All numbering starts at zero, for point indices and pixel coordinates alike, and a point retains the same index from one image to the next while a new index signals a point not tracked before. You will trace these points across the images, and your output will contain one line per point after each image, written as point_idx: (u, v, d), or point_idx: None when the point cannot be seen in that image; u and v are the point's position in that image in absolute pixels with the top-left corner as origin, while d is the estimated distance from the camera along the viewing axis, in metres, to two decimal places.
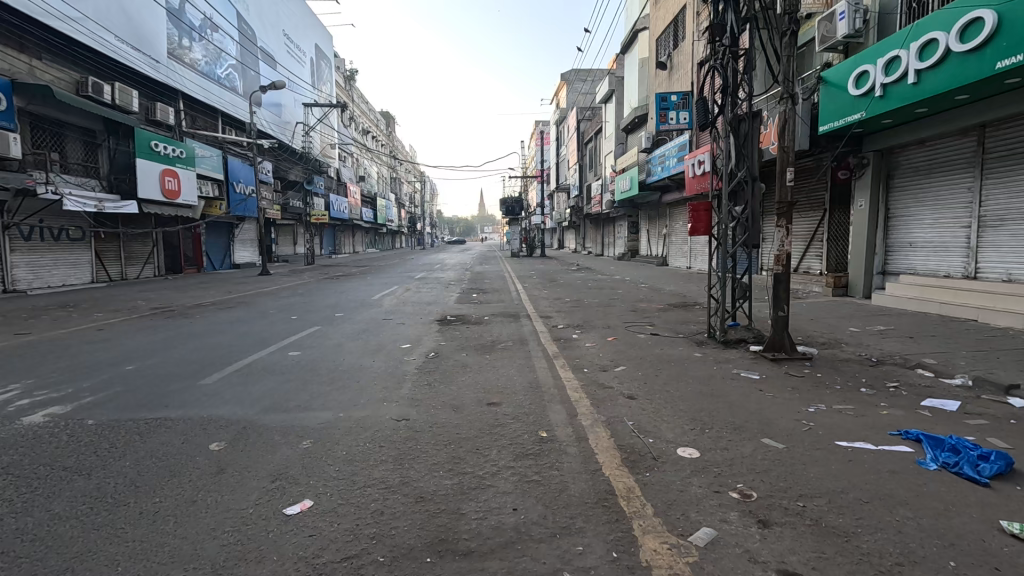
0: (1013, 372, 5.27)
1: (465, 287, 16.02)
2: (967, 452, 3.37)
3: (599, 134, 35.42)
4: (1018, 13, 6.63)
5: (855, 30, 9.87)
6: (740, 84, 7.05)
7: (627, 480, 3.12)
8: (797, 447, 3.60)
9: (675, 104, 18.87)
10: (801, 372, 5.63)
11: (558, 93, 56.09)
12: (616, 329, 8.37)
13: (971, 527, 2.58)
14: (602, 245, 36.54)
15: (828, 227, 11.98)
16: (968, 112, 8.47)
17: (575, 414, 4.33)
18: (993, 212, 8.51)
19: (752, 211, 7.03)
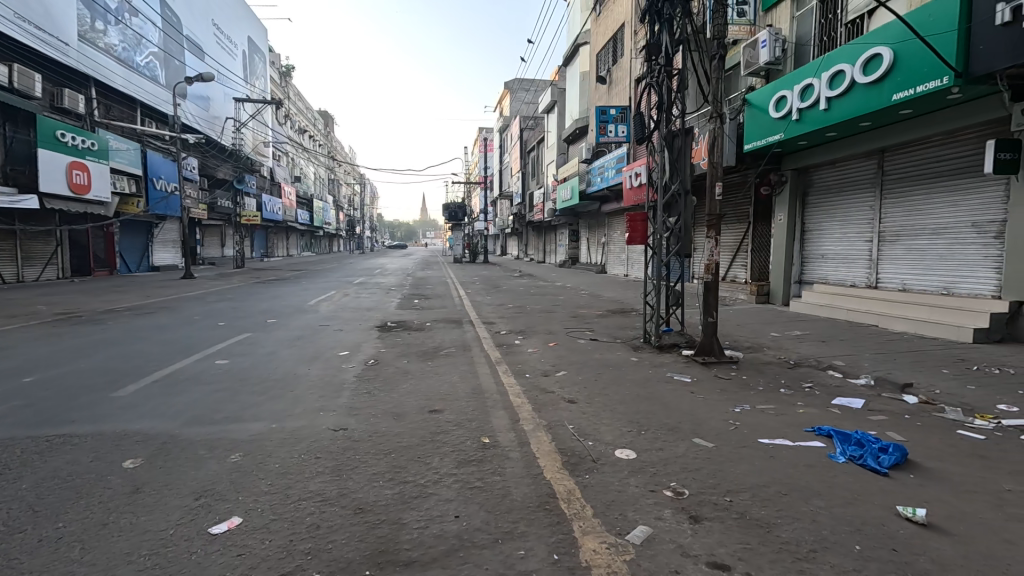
0: (908, 372, 5.88)
1: (407, 292, 15.76)
2: (870, 445, 3.71)
3: (542, 143, 36.01)
4: (910, 52, 7.45)
5: (775, 58, 10.69)
6: (674, 102, 7.41)
7: (567, 483, 3.19)
8: (725, 445, 3.83)
9: (614, 117, 19.57)
10: (729, 374, 6.00)
11: (501, 101, 56.57)
12: (557, 335, 8.53)
13: (874, 513, 2.85)
14: (544, 252, 37.12)
15: (752, 238, 12.84)
16: (870, 137, 9.39)
17: (517, 419, 4.37)
18: (890, 228, 9.48)
19: (684, 222, 7.41)
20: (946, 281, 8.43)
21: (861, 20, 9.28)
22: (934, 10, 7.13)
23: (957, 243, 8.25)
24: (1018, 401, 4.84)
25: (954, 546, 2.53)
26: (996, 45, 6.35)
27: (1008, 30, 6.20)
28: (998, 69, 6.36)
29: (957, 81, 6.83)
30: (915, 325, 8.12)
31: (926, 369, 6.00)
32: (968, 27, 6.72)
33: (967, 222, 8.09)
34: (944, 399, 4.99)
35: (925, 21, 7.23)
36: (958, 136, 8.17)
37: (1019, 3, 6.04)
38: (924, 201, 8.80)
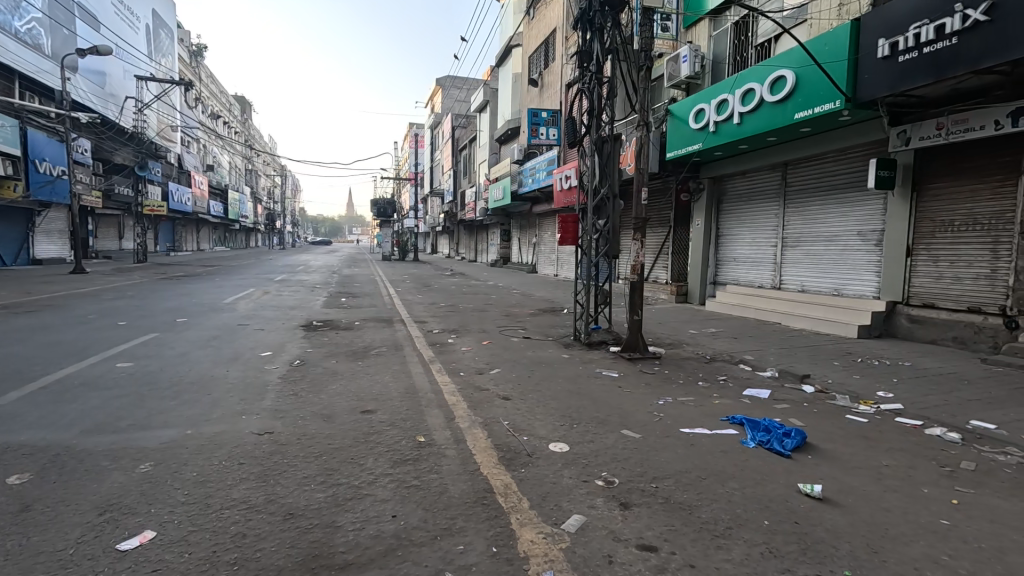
0: (805, 364, 6.53)
1: (333, 291, 15.13)
2: (775, 431, 4.08)
3: (474, 142, 36.02)
4: (809, 76, 8.26)
5: (695, 72, 11.45)
6: (604, 109, 7.70)
7: (504, 478, 3.24)
8: (650, 435, 4.07)
9: (545, 120, 20.00)
10: (652, 369, 6.36)
11: (433, 97, 55.94)
12: (490, 333, 8.60)
13: (780, 491, 3.16)
14: (475, 251, 37.12)
15: (673, 242, 13.63)
16: (776, 151, 10.30)
17: (452, 417, 4.35)
18: (791, 235, 10.44)
19: (613, 225, 7.74)
20: (837, 283, 9.44)
21: (768, 44, 10.14)
22: (830, 40, 7.93)
23: (846, 250, 9.25)
24: (892, 388, 5.55)
25: (843, 517, 2.87)
26: (878, 74, 7.22)
27: (887, 63, 7.09)
28: (879, 96, 7.23)
29: (847, 104, 7.64)
30: (812, 323, 9.02)
31: (820, 361, 6.69)
32: (857, 57, 7.54)
33: (854, 231, 9.10)
34: (835, 388, 5.60)
35: (822, 49, 8.03)
36: (847, 154, 9.15)
37: (896, 40, 6.95)
38: (820, 211, 9.78)
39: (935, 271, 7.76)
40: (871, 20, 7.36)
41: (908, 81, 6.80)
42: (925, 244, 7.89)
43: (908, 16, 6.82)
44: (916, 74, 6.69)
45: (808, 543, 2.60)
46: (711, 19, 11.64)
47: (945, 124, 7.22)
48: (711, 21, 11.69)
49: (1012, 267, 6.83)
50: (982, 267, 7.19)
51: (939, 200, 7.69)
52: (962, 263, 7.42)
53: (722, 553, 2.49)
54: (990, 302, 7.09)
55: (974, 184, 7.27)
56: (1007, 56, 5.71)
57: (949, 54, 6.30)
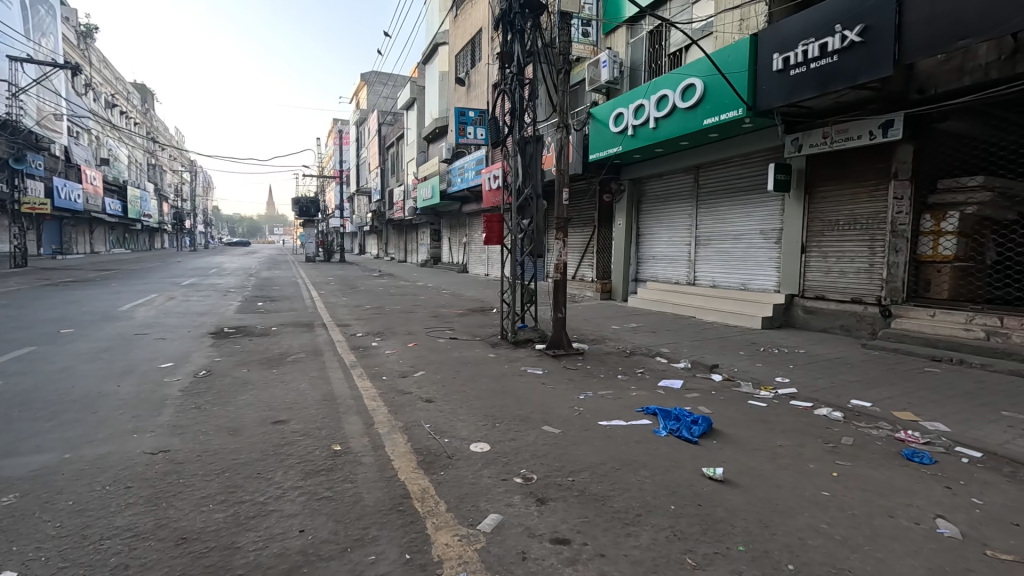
0: (715, 355, 6.98)
1: (249, 295, 14.22)
2: (685, 419, 4.32)
3: (401, 140, 35.24)
4: (716, 85, 8.82)
5: (614, 77, 11.91)
6: (526, 109, 7.80)
7: (421, 482, 3.19)
8: (569, 430, 4.17)
9: (472, 119, 20.15)
10: (576, 365, 6.53)
11: (357, 93, 54.12)
12: (416, 335, 8.44)
13: (686, 476, 3.35)
14: (404, 251, 36.37)
15: (597, 241, 14.08)
16: (689, 155, 10.92)
17: (372, 423, 4.23)
18: (703, 234, 11.12)
19: (537, 224, 7.85)
20: (744, 278, 10.16)
21: (680, 53, 10.73)
22: (732, 52, 8.50)
23: (750, 247, 9.99)
24: (787, 373, 6.07)
25: (741, 496, 3.09)
26: (774, 86, 7.84)
27: (781, 75, 7.71)
28: (775, 105, 7.85)
29: (749, 112, 8.25)
30: (722, 316, 9.65)
31: (728, 351, 7.18)
32: (755, 69, 8.15)
33: (757, 230, 9.85)
34: (740, 376, 6.04)
35: (726, 60, 8.59)
36: (751, 159, 9.89)
37: (788, 55, 7.60)
38: (727, 211, 10.49)
39: (825, 266, 8.58)
40: (767, 36, 7.98)
41: (799, 93, 7.44)
42: (816, 242, 8.70)
43: (798, 34, 7.49)
44: (805, 88, 7.36)
45: (708, 523, 2.77)
46: (629, 27, 12.13)
47: (830, 133, 7.98)
48: (628, 29, 12.19)
49: (887, 261, 7.69)
50: (862, 262, 8.04)
51: (827, 202, 8.51)
52: (846, 258, 8.25)
53: (631, 540, 2.59)
54: (869, 292, 7.93)
55: (854, 187, 8.11)
56: (881, 72, 6.42)
57: (833, 69, 6.98)
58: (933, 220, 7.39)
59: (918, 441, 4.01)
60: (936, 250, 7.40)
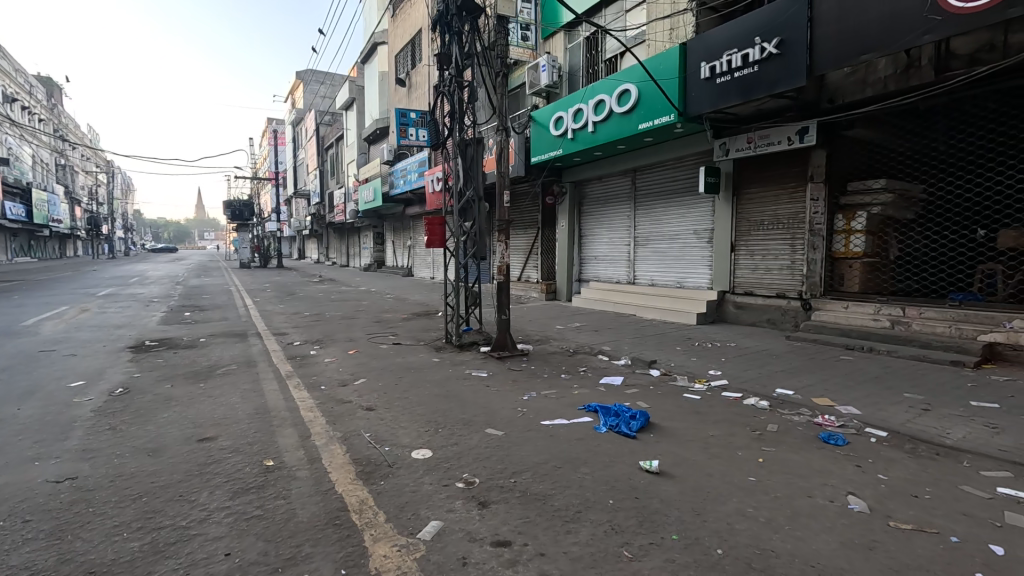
0: (653, 351, 7.24)
1: (175, 305, 13.32)
2: (624, 414, 4.45)
3: (340, 141, 34.25)
4: (649, 92, 9.15)
5: (554, 82, 12.05)
6: (466, 112, 7.78)
7: (360, 493, 3.09)
8: (512, 431, 4.19)
9: (414, 121, 19.93)
10: (520, 366, 6.58)
11: (293, 91, 52.09)
12: (357, 342, 8.21)
13: (625, 470, 3.45)
14: (346, 256, 35.34)
15: (541, 242, 14.25)
16: (627, 159, 11.28)
17: (308, 435, 4.06)
18: (641, 234, 11.49)
19: (479, 226, 7.84)
20: (680, 277, 10.60)
21: (615, 59, 11.04)
22: (664, 60, 8.85)
23: (685, 246, 10.44)
24: (720, 366, 6.40)
25: (675, 486, 3.22)
26: (702, 93, 8.25)
27: (708, 83, 8.13)
28: (704, 112, 8.27)
29: (680, 117, 8.59)
30: (660, 313, 10.02)
31: (666, 347, 7.47)
32: (685, 77, 8.54)
33: (691, 230, 10.30)
34: (677, 370, 6.29)
35: (658, 68, 8.93)
36: (683, 162, 10.35)
37: (714, 64, 8.02)
38: (663, 213, 10.90)
39: (752, 263, 9.09)
40: (695, 45, 8.39)
41: (725, 100, 7.88)
42: (744, 241, 9.21)
43: (722, 44, 7.91)
44: (730, 96, 7.80)
45: (645, 515, 2.86)
46: (566, 33, 12.39)
47: (753, 138, 8.48)
48: (566, 34, 12.43)
49: (806, 258, 8.26)
50: (785, 259, 8.58)
51: (752, 204, 9.03)
52: (771, 256, 8.79)
53: (571, 537, 2.63)
54: (791, 287, 8.48)
55: (776, 190, 8.66)
56: (796, 83, 6.92)
57: (755, 79, 7.45)
58: (845, 219, 8.05)
59: (834, 424, 4.33)
60: (848, 247, 8.06)
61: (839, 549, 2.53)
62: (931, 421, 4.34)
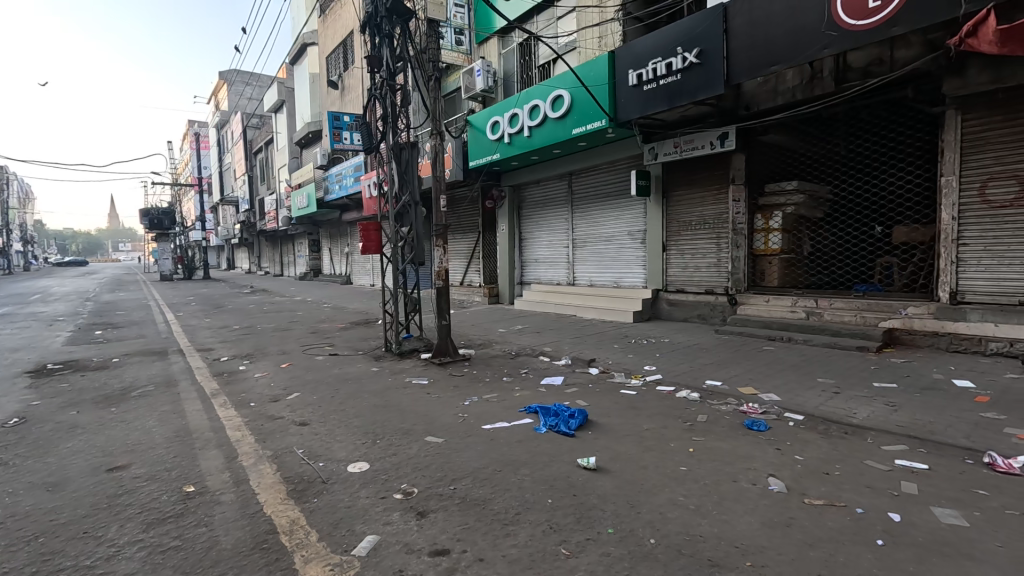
0: (592, 350, 7.41)
1: (84, 323, 12.19)
2: (563, 414, 4.52)
3: (270, 144, 32.72)
4: (581, 98, 9.39)
5: (489, 86, 12.24)
6: (399, 116, 7.67)
7: (290, 513, 2.95)
8: (453, 438, 4.15)
9: (348, 124, 19.39)
10: (462, 371, 6.53)
11: (216, 92, 49.22)
12: (291, 355, 7.85)
13: (564, 468, 3.50)
14: (280, 264, 33.78)
15: (482, 247, 14.27)
16: (563, 163, 11.51)
17: (234, 456, 3.83)
18: (579, 236, 11.75)
19: (416, 231, 7.73)
20: (616, 276, 10.93)
21: (549, 65, 11.22)
22: (593, 67, 9.10)
23: (620, 247, 10.78)
24: (655, 362, 6.65)
25: (612, 481, 3.30)
26: (630, 99, 8.57)
27: (636, 90, 8.46)
28: (632, 118, 8.61)
29: (611, 123, 8.89)
30: (599, 313, 10.29)
31: (604, 346, 7.69)
32: (614, 84, 8.84)
33: (625, 232, 10.65)
34: (614, 368, 6.48)
35: (589, 74, 9.18)
36: (616, 166, 10.70)
37: (640, 72, 8.36)
38: (598, 215, 11.20)
39: (682, 262, 9.53)
40: (623, 53, 8.70)
41: (651, 107, 8.24)
42: (674, 241, 9.63)
43: (648, 53, 8.26)
44: (656, 102, 8.16)
45: (582, 511, 2.91)
46: (500, 38, 12.51)
47: (679, 143, 8.91)
48: (500, 40, 12.53)
49: (730, 255, 8.76)
50: (712, 257, 9.06)
51: (681, 205, 9.47)
52: (699, 255, 9.25)
53: (509, 540, 2.64)
54: (718, 284, 8.97)
55: (702, 192, 9.14)
56: (714, 91, 7.35)
57: (677, 86, 7.83)
58: (763, 219, 8.62)
59: (757, 411, 4.61)
60: (767, 244, 8.63)
61: (760, 528, 2.69)
62: (841, 403, 4.72)
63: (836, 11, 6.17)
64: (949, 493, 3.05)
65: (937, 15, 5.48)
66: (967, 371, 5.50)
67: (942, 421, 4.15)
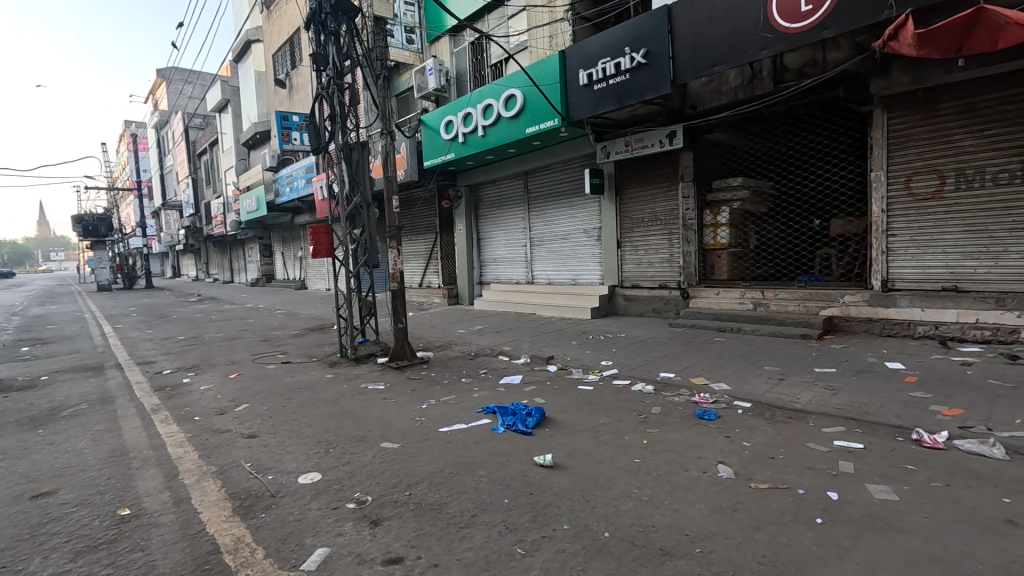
0: (551, 347, 7.46)
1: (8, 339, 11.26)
2: (521, 412, 4.53)
3: (215, 146, 31.35)
4: (533, 97, 9.44)
5: (441, 85, 12.14)
6: (348, 115, 7.48)
7: (236, 531, 2.82)
8: (409, 442, 4.08)
9: (297, 124, 18.81)
10: (419, 374, 6.45)
11: (154, 91, 46.65)
12: (240, 365, 7.52)
13: (521, 467, 3.50)
14: (230, 270, 32.42)
15: (440, 247, 14.13)
16: (518, 162, 11.54)
17: (175, 474, 3.63)
18: (536, 235, 11.81)
19: (369, 233, 7.58)
20: (574, 274, 11.05)
21: (501, 64, 11.21)
22: (544, 66, 9.15)
23: (576, 245, 10.91)
24: (611, 356, 6.76)
25: (568, 477, 3.33)
26: (582, 99, 8.68)
27: (587, 90, 8.57)
28: (584, 117, 8.72)
29: (563, 122, 8.97)
30: (558, 310, 10.37)
31: (562, 343, 7.76)
32: (565, 84, 8.93)
33: (581, 230, 10.78)
34: (572, 364, 6.55)
35: (540, 74, 9.23)
36: (570, 165, 10.81)
37: (590, 71, 8.47)
38: (554, 213, 11.29)
39: (636, 258, 9.73)
40: (573, 53, 8.79)
41: (601, 106, 8.37)
42: (628, 238, 9.82)
43: (596, 53, 8.38)
44: (606, 102, 8.30)
45: (538, 509, 2.92)
46: (451, 37, 12.43)
47: (630, 141, 9.09)
48: (451, 39, 12.44)
49: (682, 251, 9.02)
50: (664, 253, 9.29)
51: (634, 202, 9.67)
52: (652, 251, 9.48)
53: (465, 543, 2.61)
54: (671, 279, 9.21)
55: (653, 189, 9.36)
56: (661, 90, 7.53)
57: (626, 86, 7.99)
58: (711, 214, 8.91)
59: (708, 400, 4.76)
60: (715, 239, 8.92)
61: (709, 515, 2.77)
62: (785, 389, 4.93)
63: (772, 14, 6.45)
64: (882, 469, 3.24)
65: (863, 19, 5.80)
66: (897, 353, 5.86)
67: (875, 402, 4.41)
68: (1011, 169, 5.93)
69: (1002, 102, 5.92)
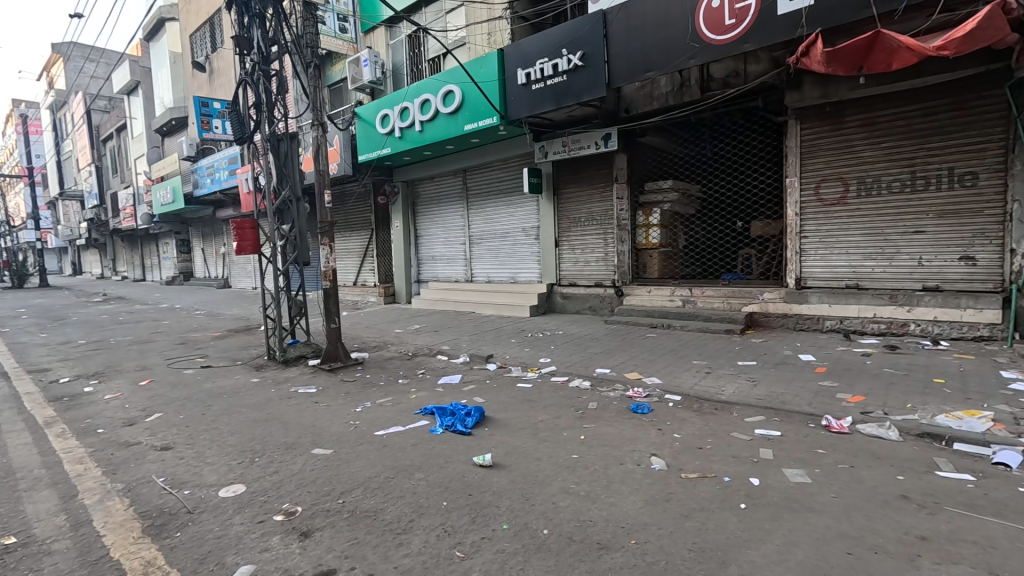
0: (490, 346, 7.45)
1: None
2: (460, 412, 4.47)
3: (123, 131, 28.64)
4: (471, 93, 9.36)
5: (377, 78, 11.76)
6: (275, 104, 7.06)
7: (147, 553, 2.58)
8: (342, 448, 3.91)
9: (218, 111, 17.55)
10: (354, 376, 6.21)
11: (47, 67, 41.77)
12: (153, 370, 6.91)
13: (459, 468, 3.46)
14: (142, 268, 29.78)
15: (376, 244, 13.72)
16: (457, 159, 11.42)
17: (73, 494, 3.26)
18: (474, 233, 11.74)
19: (299, 229, 7.20)
20: (513, 272, 11.09)
21: (438, 59, 11.02)
22: (483, 64, 9.10)
23: (515, 243, 10.96)
24: (549, 354, 6.84)
25: (507, 476, 3.32)
26: (520, 98, 8.72)
27: (525, 89, 8.62)
28: (522, 116, 8.76)
29: (502, 120, 8.96)
30: (497, 309, 10.37)
31: (502, 341, 7.77)
32: (503, 82, 8.92)
33: (520, 228, 10.84)
34: (511, 362, 6.57)
35: (478, 71, 9.17)
36: (508, 163, 10.84)
37: (529, 71, 8.52)
38: (493, 211, 11.27)
39: (574, 257, 9.92)
40: (511, 52, 8.81)
41: (540, 106, 8.44)
42: (566, 237, 9.99)
43: (534, 53, 8.45)
44: (544, 102, 8.37)
45: (477, 510, 2.89)
46: (387, 28, 12.07)
47: (568, 142, 9.25)
48: (387, 30, 12.07)
49: (616, 250, 9.30)
50: (600, 251, 9.53)
51: (571, 202, 9.85)
52: (588, 250, 9.70)
53: (402, 549, 2.53)
54: (607, 277, 9.46)
55: (589, 189, 9.58)
56: (597, 92, 7.71)
57: (564, 87, 8.11)
58: (644, 215, 9.24)
59: (642, 395, 4.94)
60: (648, 238, 9.27)
61: (643, 506, 2.86)
62: (712, 381, 5.21)
63: (699, 25, 6.77)
64: (797, 454, 3.49)
65: (780, 35, 6.22)
66: (809, 346, 6.36)
67: (790, 391, 4.76)
68: (902, 179, 6.59)
69: (896, 118, 6.56)
